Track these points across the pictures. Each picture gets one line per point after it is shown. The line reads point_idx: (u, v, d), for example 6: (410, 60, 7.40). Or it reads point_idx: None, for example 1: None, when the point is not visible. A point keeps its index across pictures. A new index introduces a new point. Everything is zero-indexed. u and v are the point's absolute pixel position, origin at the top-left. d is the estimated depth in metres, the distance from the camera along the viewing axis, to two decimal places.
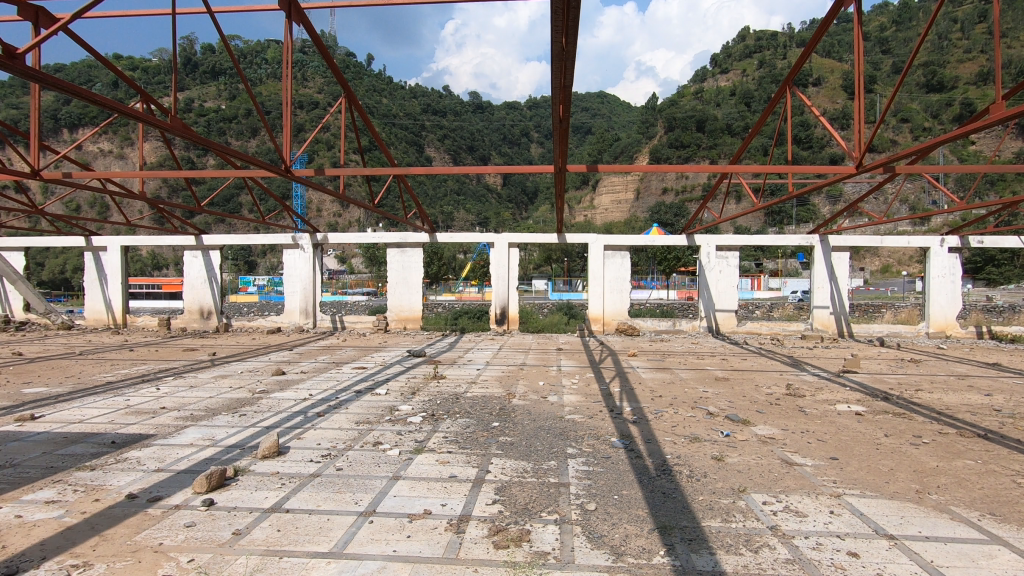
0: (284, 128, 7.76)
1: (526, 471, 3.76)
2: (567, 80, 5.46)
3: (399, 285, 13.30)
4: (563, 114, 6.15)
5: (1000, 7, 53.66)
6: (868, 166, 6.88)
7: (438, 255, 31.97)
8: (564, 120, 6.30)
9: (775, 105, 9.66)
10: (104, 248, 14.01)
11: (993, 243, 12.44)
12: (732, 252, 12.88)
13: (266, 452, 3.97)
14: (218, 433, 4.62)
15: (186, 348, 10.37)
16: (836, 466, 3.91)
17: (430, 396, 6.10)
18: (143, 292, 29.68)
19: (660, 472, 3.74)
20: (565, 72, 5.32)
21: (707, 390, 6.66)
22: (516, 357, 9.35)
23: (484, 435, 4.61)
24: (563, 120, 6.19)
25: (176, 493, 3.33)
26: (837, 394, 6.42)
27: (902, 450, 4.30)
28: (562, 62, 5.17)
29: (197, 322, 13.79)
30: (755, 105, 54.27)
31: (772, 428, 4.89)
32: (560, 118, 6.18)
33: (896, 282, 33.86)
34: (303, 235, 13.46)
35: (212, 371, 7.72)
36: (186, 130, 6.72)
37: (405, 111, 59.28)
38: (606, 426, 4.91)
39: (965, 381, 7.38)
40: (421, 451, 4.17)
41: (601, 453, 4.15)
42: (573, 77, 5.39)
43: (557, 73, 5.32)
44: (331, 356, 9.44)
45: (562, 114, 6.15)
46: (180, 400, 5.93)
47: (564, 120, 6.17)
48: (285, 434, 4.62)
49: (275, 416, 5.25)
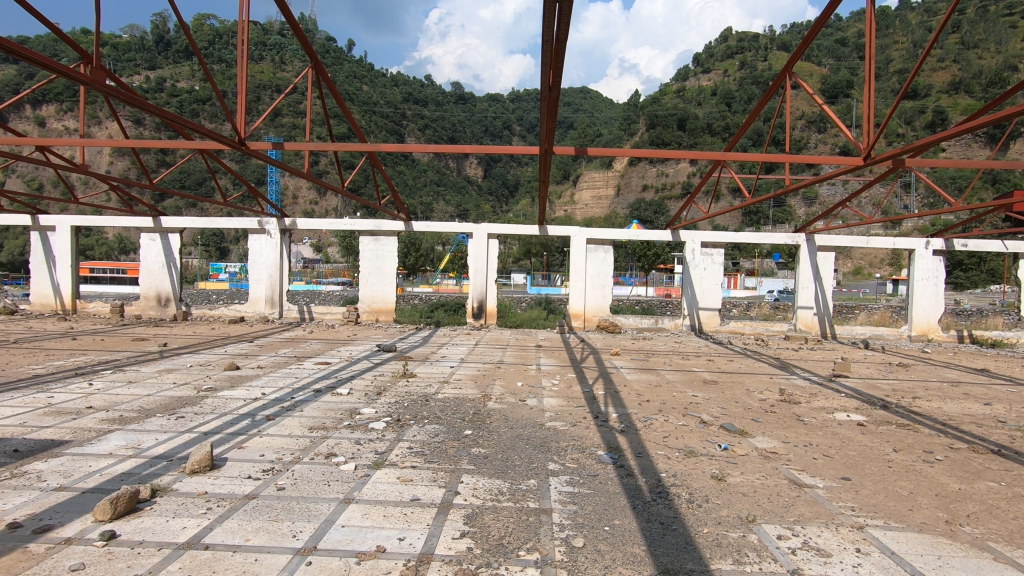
0: (240, 97, 6.98)
1: (502, 490, 3.27)
2: (560, 36, 4.66)
3: (372, 275, 12.64)
4: (553, 82, 5.44)
5: (974, 18, 54.87)
6: (876, 157, 6.46)
7: (416, 246, 31.05)
8: (553, 89, 5.63)
9: (772, 94, 9.07)
10: (52, 228, 13.05)
11: (977, 247, 12.32)
12: (718, 249, 12.54)
13: (195, 467, 3.37)
14: (146, 440, 4.00)
15: (135, 338, 9.52)
16: (851, 489, 3.47)
17: (397, 398, 5.51)
18: (107, 276, 28.14)
19: (655, 494, 3.25)
20: (558, 27, 4.55)
21: (696, 394, 6.22)
22: (493, 354, 8.82)
23: (454, 445, 4.07)
24: (553, 88, 5.48)
25: (72, 522, 2.72)
26: (833, 400, 6.05)
27: (917, 469, 3.91)
28: (556, 13, 4.41)
29: (153, 309, 12.92)
30: (736, 105, 54.72)
31: (772, 440, 4.48)
32: (549, 85, 5.48)
33: (868, 284, 34.36)
34: (271, 220, 12.69)
35: (157, 365, 6.99)
36: (135, 97, 5.98)
37: (387, 98, 57.97)
38: (591, 435, 4.42)
39: (961, 389, 7.07)
40: (381, 467, 3.60)
41: (587, 470, 3.63)
42: (565, 35, 4.63)
43: (551, 30, 4.52)
44: (292, 350, 8.72)
45: (552, 82, 5.45)
46: (114, 399, 5.22)
47: (555, 88, 5.47)
48: (224, 443, 3.99)
49: (218, 419, 4.62)
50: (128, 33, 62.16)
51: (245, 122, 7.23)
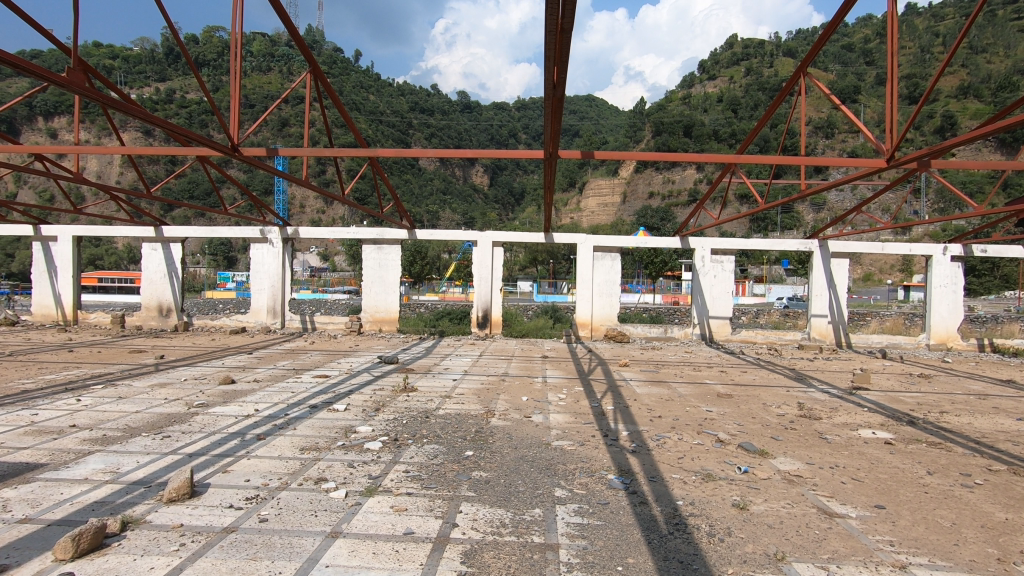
0: (234, 102, 6.78)
1: (504, 522, 3.00)
2: (564, 25, 4.43)
3: (374, 284, 12.43)
4: (556, 79, 5.23)
5: (982, 23, 54.48)
6: (901, 159, 6.16)
7: (422, 254, 31.03)
8: (557, 87, 5.41)
9: (784, 97, 8.74)
10: (54, 238, 12.97)
11: (996, 253, 11.95)
12: (728, 256, 12.23)
13: (173, 495, 3.12)
14: (126, 463, 3.76)
15: (132, 350, 9.32)
16: (887, 518, 3.17)
17: (396, 415, 5.25)
18: (115, 286, 28.13)
19: (672, 527, 2.96)
20: (561, 16, 4.33)
21: (710, 409, 5.92)
22: (497, 365, 8.56)
23: (454, 469, 3.79)
24: (558, 87, 5.25)
25: (30, 562, 2.47)
26: (855, 415, 5.72)
27: (956, 494, 3.60)
28: (561, 1, 4.17)
29: (155, 320, 12.75)
30: (742, 111, 54.48)
31: (796, 461, 4.17)
32: (554, 83, 5.27)
33: (879, 290, 33.89)
34: (273, 229, 12.55)
35: (150, 379, 6.74)
36: (131, 106, 5.83)
37: (393, 108, 58.19)
38: (601, 456, 4.13)
39: (989, 402, 6.73)
40: (374, 494, 3.32)
41: (597, 498, 3.35)
42: (570, 25, 4.40)
43: (554, 17, 4.29)
44: (291, 362, 8.50)
45: (556, 79, 5.23)
46: (99, 417, 4.99)
47: (559, 86, 5.24)
48: (207, 466, 3.74)
49: (205, 439, 4.37)
50: (138, 46, 62.91)
51: (239, 129, 7.03)
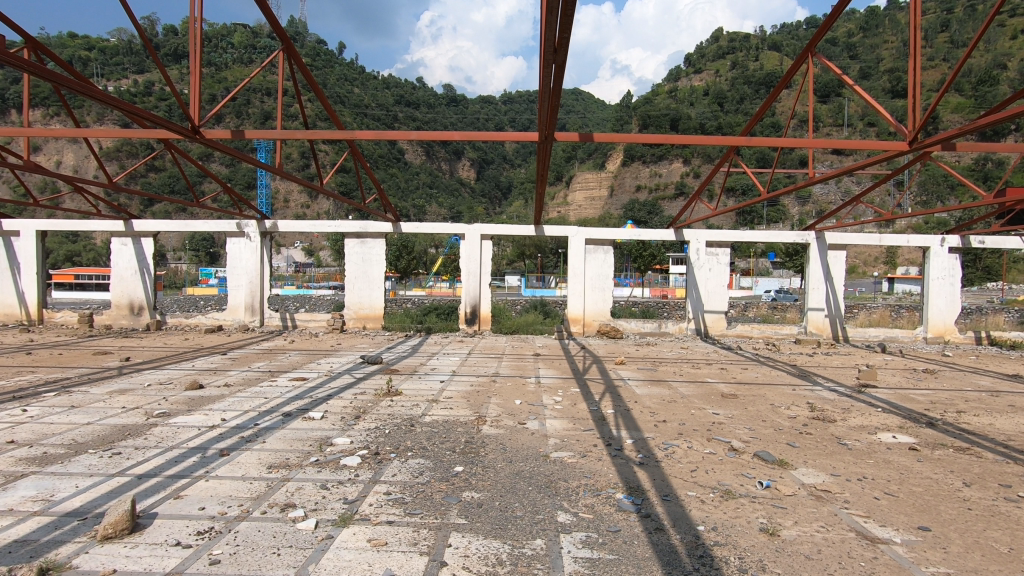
0: (195, 80, 6.18)
1: (501, 558, 2.55)
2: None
3: (358, 280, 11.90)
4: (558, 42, 4.59)
5: (964, 17, 54.81)
6: (922, 142, 5.87)
7: (408, 249, 30.53)
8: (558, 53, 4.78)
9: (791, 77, 8.19)
10: (16, 233, 12.23)
11: (994, 243, 11.72)
12: (723, 249, 11.90)
13: (110, 532, 2.64)
14: (62, 489, 3.25)
15: (97, 351, 8.72)
16: (936, 544, 2.79)
17: (377, 424, 4.75)
18: (92, 282, 27.04)
19: (697, 562, 2.53)
20: None
21: (716, 411, 5.53)
22: (486, 365, 8.10)
23: (442, 490, 3.33)
24: (558, 52, 4.63)
25: None
26: (871, 417, 5.36)
27: (1002, 510, 3.23)
28: None
29: (125, 319, 12.09)
30: (728, 104, 54.43)
31: (820, 474, 3.76)
32: (555, 48, 4.62)
33: (865, 282, 33.99)
34: (250, 223, 11.94)
35: (109, 385, 6.18)
36: (79, 83, 5.19)
37: (378, 100, 57.32)
38: (606, 471, 3.71)
39: (1002, 399, 6.43)
40: (348, 524, 2.86)
41: (608, 524, 2.92)
42: None
43: None
44: (268, 363, 7.95)
45: (557, 42, 4.59)
46: (43, 431, 4.44)
47: (561, 50, 4.61)
48: (157, 492, 3.24)
49: (160, 456, 3.86)
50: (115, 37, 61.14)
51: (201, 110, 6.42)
